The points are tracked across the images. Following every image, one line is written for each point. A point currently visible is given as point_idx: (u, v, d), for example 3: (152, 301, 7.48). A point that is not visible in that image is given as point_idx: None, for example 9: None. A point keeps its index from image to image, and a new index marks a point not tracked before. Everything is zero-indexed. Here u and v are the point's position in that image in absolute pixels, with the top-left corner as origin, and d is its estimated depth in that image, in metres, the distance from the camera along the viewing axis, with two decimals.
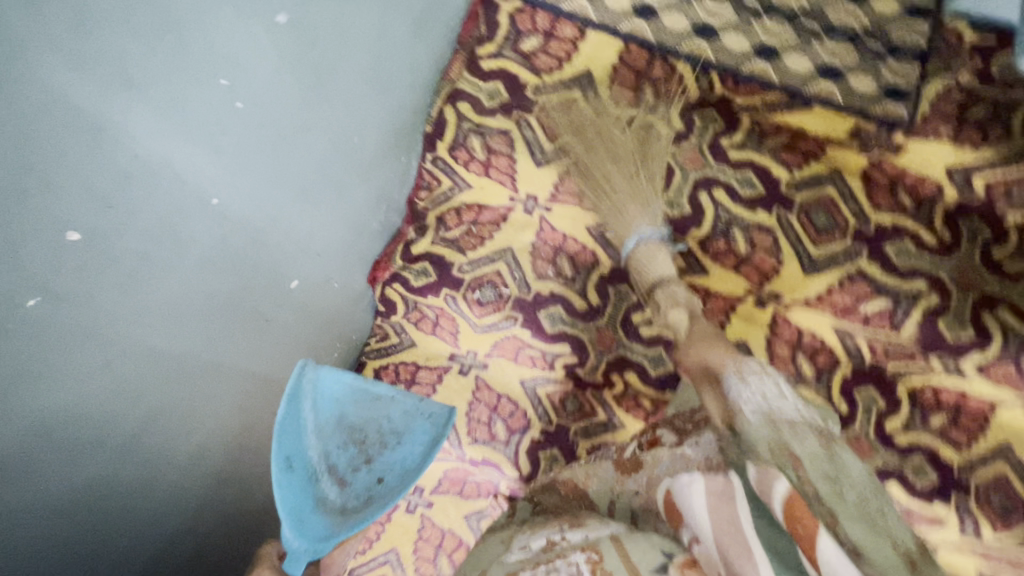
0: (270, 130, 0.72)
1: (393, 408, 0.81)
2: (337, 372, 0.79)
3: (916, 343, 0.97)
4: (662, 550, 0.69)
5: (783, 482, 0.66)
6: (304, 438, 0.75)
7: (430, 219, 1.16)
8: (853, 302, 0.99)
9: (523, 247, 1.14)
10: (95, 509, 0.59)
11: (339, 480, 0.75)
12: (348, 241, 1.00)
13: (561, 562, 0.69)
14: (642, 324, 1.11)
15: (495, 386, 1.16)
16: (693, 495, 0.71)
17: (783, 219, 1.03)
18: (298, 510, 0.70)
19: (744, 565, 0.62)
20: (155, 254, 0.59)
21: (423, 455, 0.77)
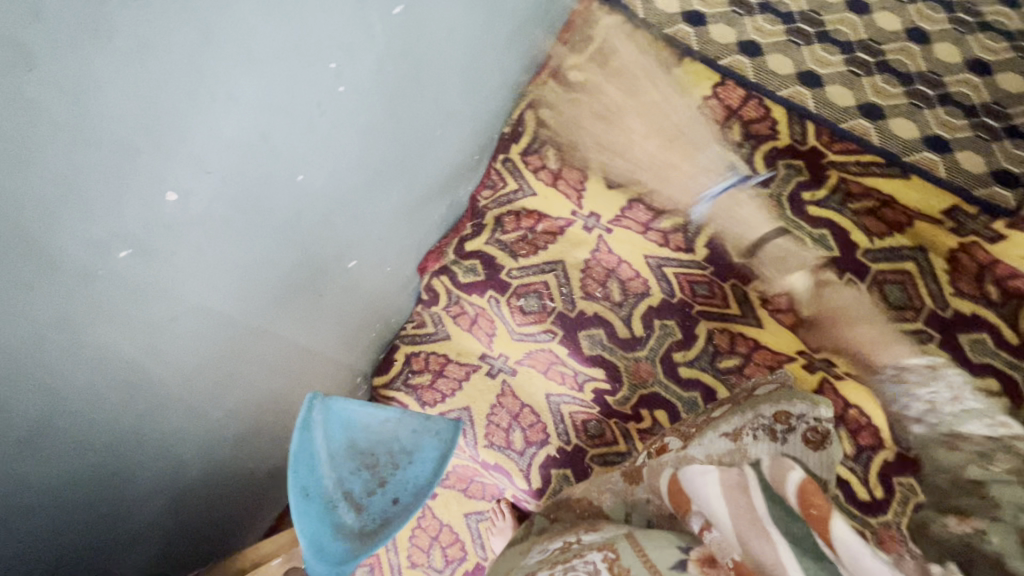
0: (365, 116, 0.73)
1: (401, 428, 0.84)
2: (343, 399, 0.80)
3: None
4: (681, 545, 0.59)
5: (798, 471, 0.59)
6: (317, 468, 0.77)
7: (489, 218, 1.16)
8: None
9: (575, 263, 1.13)
10: (128, 447, 0.62)
11: (355, 505, 0.77)
12: (408, 228, 1.01)
13: (578, 561, 0.63)
14: (682, 364, 1.07)
15: (520, 394, 1.15)
16: (703, 484, 0.62)
17: (853, 287, 0.98)
18: (317, 541, 0.72)
19: (763, 550, 0.53)
20: (235, 221, 0.61)
21: (433, 474, 0.80)
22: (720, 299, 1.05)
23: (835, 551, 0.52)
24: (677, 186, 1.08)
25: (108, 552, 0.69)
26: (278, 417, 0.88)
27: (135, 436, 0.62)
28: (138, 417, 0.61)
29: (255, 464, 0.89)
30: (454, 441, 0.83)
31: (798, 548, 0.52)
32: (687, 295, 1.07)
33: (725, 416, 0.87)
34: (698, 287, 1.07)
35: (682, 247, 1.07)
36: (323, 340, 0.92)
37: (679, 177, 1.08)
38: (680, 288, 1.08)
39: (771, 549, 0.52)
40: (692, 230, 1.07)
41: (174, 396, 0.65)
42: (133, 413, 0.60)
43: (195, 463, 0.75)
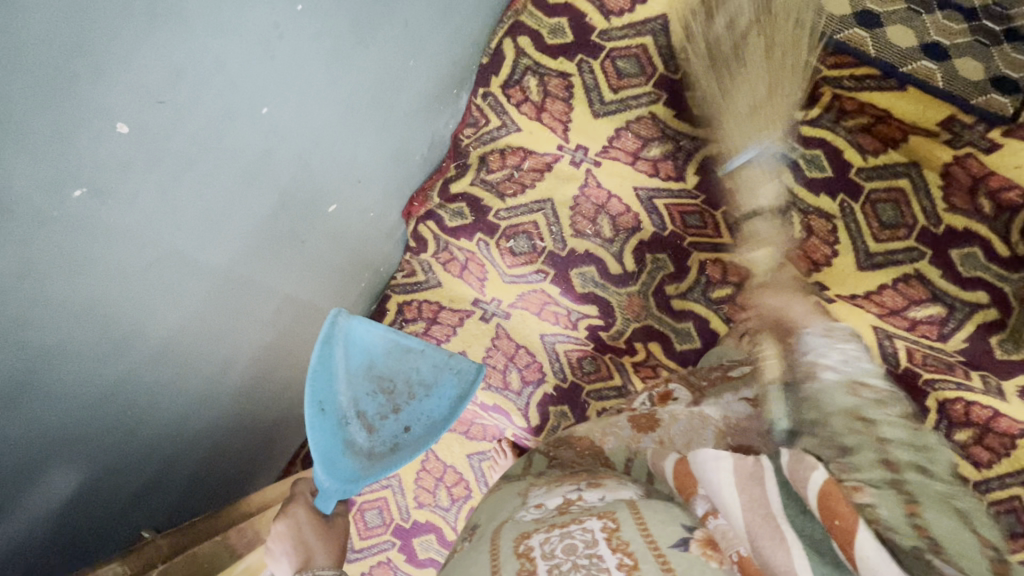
0: (327, 42, 0.68)
1: (424, 361, 0.92)
2: (368, 324, 0.88)
3: (961, 356, 0.94)
4: (683, 524, 0.61)
5: (820, 470, 0.57)
6: (335, 383, 0.85)
7: (473, 157, 1.12)
8: (902, 305, 0.95)
9: (563, 200, 1.11)
10: (120, 399, 0.62)
11: (367, 426, 0.86)
12: (387, 171, 0.97)
13: (575, 527, 0.62)
14: (676, 296, 1.09)
15: (515, 336, 1.20)
16: (717, 471, 0.63)
17: (845, 206, 0.97)
18: (330, 451, 0.81)
19: (775, 554, 0.54)
20: (197, 160, 0.58)
21: (448, 410, 0.88)
22: (712, 229, 1.05)
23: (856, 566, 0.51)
24: (665, 113, 1.04)
25: (117, 504, 0.70)
26: (271, 366, 0.88)
27: (125, 388, 0.62)
28: (122, 370, 0.61)
29: (255, 413, 0.90)
30: (474, 382, 0.89)
31: (811, 552, 0.54)
32: (679, 227, 1.07)
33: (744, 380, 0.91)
34: (689, 218, 1.06)
35: (671, 176, 1.05)
36: (311, 288, 0.91)
37: (667, 104, 1.03)
38: (673, 221, 1.07)
39: (782, 553, 0.54)
40: (682, 158, 1.04)
41: (158, 347, 0.64)
42: (116, 366, 0.59)
43: (193, 415, 0.75)
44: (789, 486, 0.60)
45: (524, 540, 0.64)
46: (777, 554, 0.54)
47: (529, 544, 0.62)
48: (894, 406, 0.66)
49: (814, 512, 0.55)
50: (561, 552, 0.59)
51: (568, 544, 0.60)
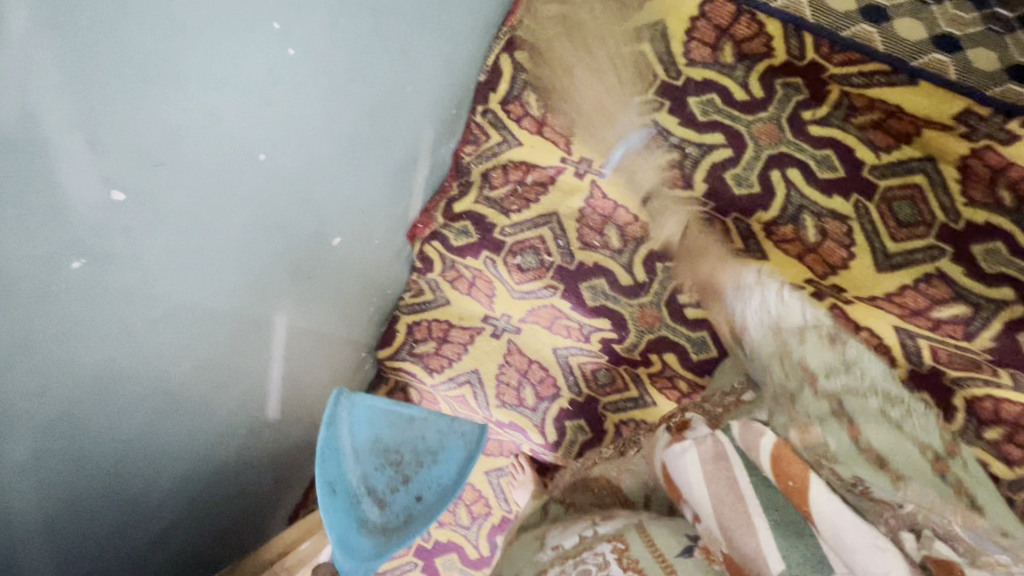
0: (325, 81, 0.67)
1: (428, 429, 0.89)
2: (370, 397, 0.85)
3: (988, 353, 0.90)
4: (687, 534, 0.79)
5: (768, 438, 0.80)
6: (344, 462, 0.82)
7: (475, 174, 1.11)
8: (925, 306, 0.91)
9: (569, 213, 1.09)
10: (136, 460, 0.62)
11: (379, 501, 0.84)
12: (391, 199, 0.96)
13: (589, 552, 0.78)
14: (689, 306, 1.06)
15: (527, 351, 1.21)
16: (686, 467, 0.82)
17: (860, 204, 0.94)
18: (344, 532, 0.78)
19: (746, 540, 0.71)
20: (200, 214, 0.57)
21: (456, 474, 0.87)
22: (723, 234, 1.02)
23: (830, 539, 0.69)
24: (669, 120, 1.01)
25: (135, 560, 0.70)
26: (283, 405, 0.88)
27: (137, 445, 0.61)
28: (135, 429, 0.60)
29: (273, 447, 0.90)
30: (481, 441, 0.88)
31: (774, 532, 0.72)
32: (688, 233, 1.04)
33: (757, 404, 0.94)
34: (699, 224, 1.03)
35: (678, 183, 1.02)
36: (320, 322, 0.90)
37: (671, 111, 1.01)
38: (681, 228, 1.04)
39: (751, 539, 0.71)
40: (689, 164, 1.01)
41: (169, 400, 0.63)
42: (127, 427, 0.59)
43: (204, 462, 0.74)
44: (744, 454, 0.82)
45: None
46: (748, 539, 0.71)
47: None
48: (914, 412, 0.84)
49: (770, 475, 0.77)
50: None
51: (581, 569, 0.76)
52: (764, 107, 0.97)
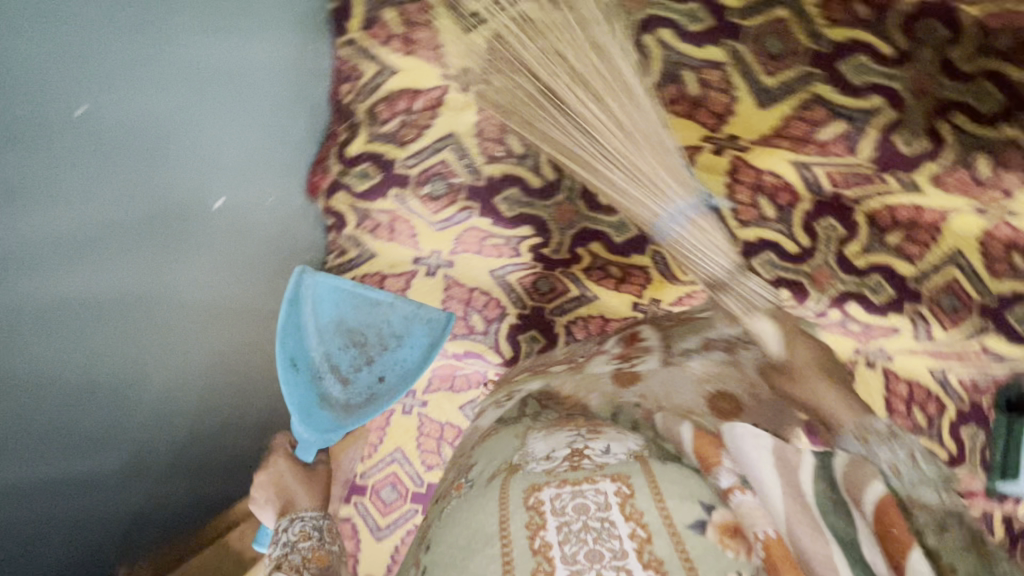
0: (141, 40, 0.78)
1: (396, 313, 1.08)
2: (334, 281, 1.04)
3: (873, 161, 0.97)
4: (701, 501, 0.77)
5: (879, 482, 0.69)
6: (307, 340, 1.03)
7: (360, 113, 1.03)
8: (810, 131, 0.98)
9: (466, 130, 1.07)
10: (49, 403, 0.89)
11: (341, 378, 1.06)
12: (252, 155, 0.98)
13: (589, 487, 0.76)
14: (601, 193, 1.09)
15: (466, 280, 1.26)
16: (757, 448, 0.75)
17: (732, 49, 0.94)
18: (306, 404, 1.01)
19: (806, 539, 0.69)
20: (20, 192, 0.74)
21: (420, 358, 1.08)
22: None
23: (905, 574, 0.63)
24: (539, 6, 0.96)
25: (73, 485, 0.99)
26: (185, 372, 1.08)
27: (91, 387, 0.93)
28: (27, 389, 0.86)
29: (239, 373, 1.19)
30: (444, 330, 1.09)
31: (846, 546, 0.68)
32: None
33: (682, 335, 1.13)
34: None
35: None
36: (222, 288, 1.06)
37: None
38: None
39: (821, 544, 0.68)
40: None
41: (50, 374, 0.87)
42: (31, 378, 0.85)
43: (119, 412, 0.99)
44: (838, 485, 0.71)
45: (534, 492, 0.78)
46: (817, 546, 0.68)
47: (539, 498, 0.77)
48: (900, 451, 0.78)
49: (864, 520, 0.68)
50: (572, 510, 0.74)
51: (579, 504, 0.74)
52: None
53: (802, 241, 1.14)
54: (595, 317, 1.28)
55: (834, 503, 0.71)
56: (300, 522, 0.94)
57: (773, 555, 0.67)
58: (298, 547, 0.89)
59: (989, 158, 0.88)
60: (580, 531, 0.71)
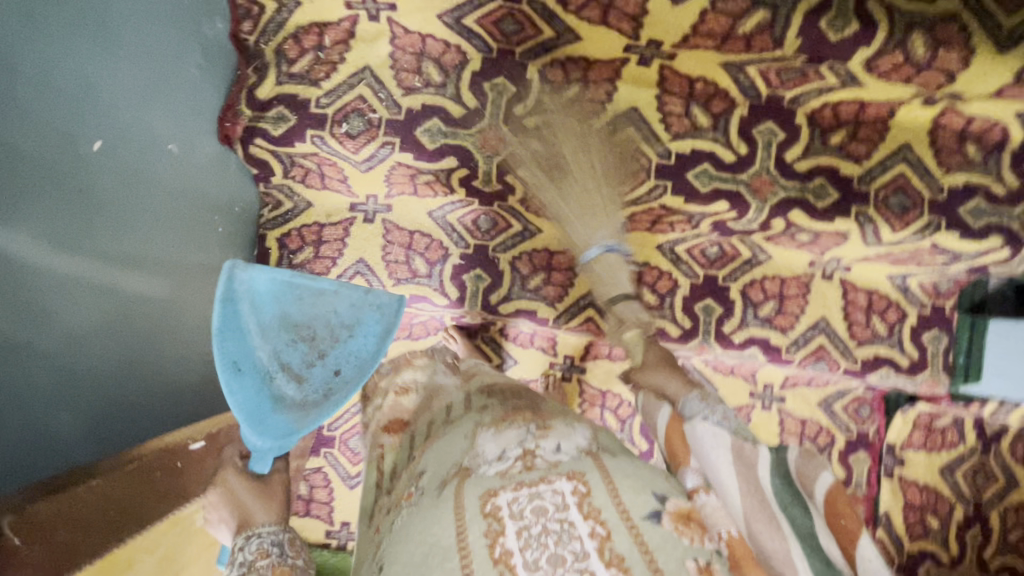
0: None
1: (343, 301, 0.97)
2: (268, 270, 0.92)
3: (801, 53, 0.94)
4: (655, 491, 0.67)
5: (826, 470, 0.71)
6: (249, 340, 0.89)
7: (268, 53, 1.01)
8: (729, 26, 0.93)
9: (381, 62, 1.04)
10: None
11: (294, 376, 0.92)
12: (155, 87, 0.90)
13: (546, 488, 0.67)
14: (528, 116, 1.05)
15: (405, 224, 1.23)
16: (716, 448, 0.73)
17: None
18: (256, 413, 0.86)
19: (767, 539, 0.67)
20: None
21: (376, 343, 0.96)
22: (530, 27, 1.00)
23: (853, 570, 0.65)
24: None
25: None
26: (120, 309, 0.85)
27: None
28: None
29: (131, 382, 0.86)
30: (397, 313, 0.97)
31: (809, 550, 0.65)
32: (501, 40, 1.02)
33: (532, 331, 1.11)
34: (505, 25, 1.00)
35: None
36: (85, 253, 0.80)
37: None
38: (491, 37, 1.02)
39: (779, 541, 0.66)
40: None
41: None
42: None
43: (117, 379, 0.84)
44: (793, 479, 0.71)
45: (491, 498, 0.67)
46: (771, 540, 0.66)
47: (496, 504, 0.66)
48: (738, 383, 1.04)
49: (817, 509, 0.69)
50: (530, 513, 0.64)
51: (537, 506, 0.65)
52: None
53: (740, 150, 1.05)
54: (539, 251, 1.22)
55: (785, 494, 0.70)
56: (257, 539, 0.77)
57: (736, 554, 0.64)
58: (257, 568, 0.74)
59: (916, 31, 0.90)
60: (540, 535, 0.62)
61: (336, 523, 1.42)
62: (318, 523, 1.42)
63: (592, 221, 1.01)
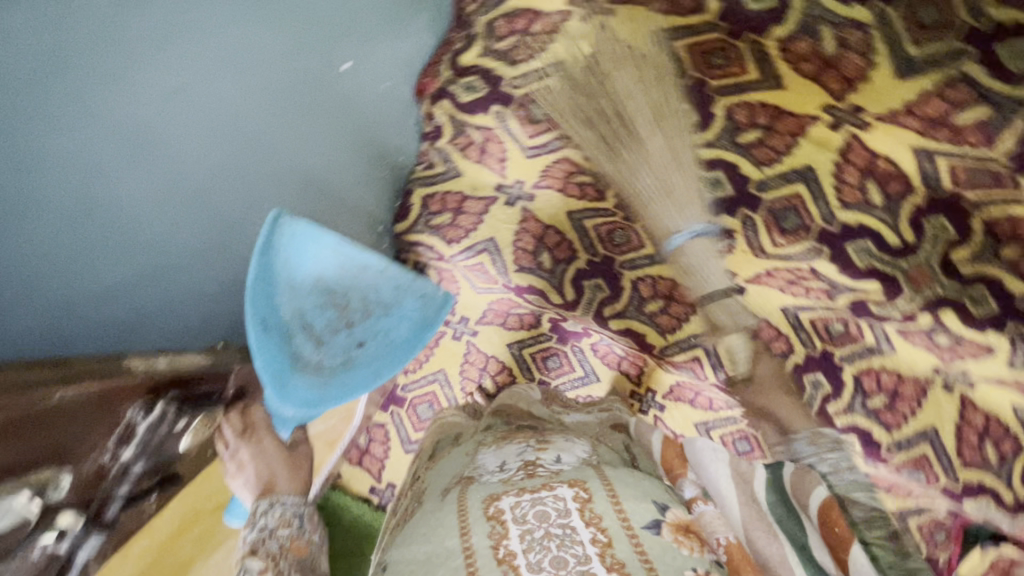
0: None
1: (385, 282, 1.00)
2: (312, 229, 0.89)
3: (1008, 160, 0.86)
4: (655, 501, 0.74)
5: (819, 487, 0.92)
6: (277, 299, 0.87)
7: (480, 26, 1.11)
8: (947, 113, 0.88)
9: (578, 60, 1.07)
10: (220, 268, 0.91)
11: (315, 339, 0.91)
12: (392, 35, 1.07)
13: (548, 494, 0.71)
14: (704, 146, 1.10)
15: (542, 218, 1.24)
16: (715, 465, 0.92)
17: (879, 12, 0.86)
18: (279, 371, 0.85)
19: (769, 546, 0.82)
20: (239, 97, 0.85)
21: (406, 328, 0.99)
22: (738, 65, 1.00)
23: (848, 574, 0.82)
24: None
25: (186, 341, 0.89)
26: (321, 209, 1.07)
27: (88, 201, 0.71)
28: (75, 187, 0.69)
29: None
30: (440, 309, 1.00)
31: (802, 558, 0.81)
32: (704, 70, 1.03)
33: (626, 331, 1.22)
34: (713, 56, 1.02)
35: (691, 10, 0.99)
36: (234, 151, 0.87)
37: None
38: (694, 64, 1.04)
39: (777, 546, 0.82)
40: None
41: (101, 181, 0.71)
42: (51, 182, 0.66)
43: None
44: (790, 495, 0.92)
45: (492, 502, 0.72)
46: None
47: (499, 507, 0.71)
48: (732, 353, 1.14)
49: (813, 518, 0.88)
50: (533, 518, 0.68)
51: (541, 512, 0.69)
52: None
53: (906, 237, 1.01)
54: (662, 279, 1.21)
55: (783, 514, 0.88)
56: (280, 507, 0.86)
57: (733, 559, 0.77)
58: (278, 533, 0.83)
59: None
60: (542, 539, 0.66)
61: (381, 483, 1.44)
62: (366, 476, 1.44)
63: (683, 202, 1.04)
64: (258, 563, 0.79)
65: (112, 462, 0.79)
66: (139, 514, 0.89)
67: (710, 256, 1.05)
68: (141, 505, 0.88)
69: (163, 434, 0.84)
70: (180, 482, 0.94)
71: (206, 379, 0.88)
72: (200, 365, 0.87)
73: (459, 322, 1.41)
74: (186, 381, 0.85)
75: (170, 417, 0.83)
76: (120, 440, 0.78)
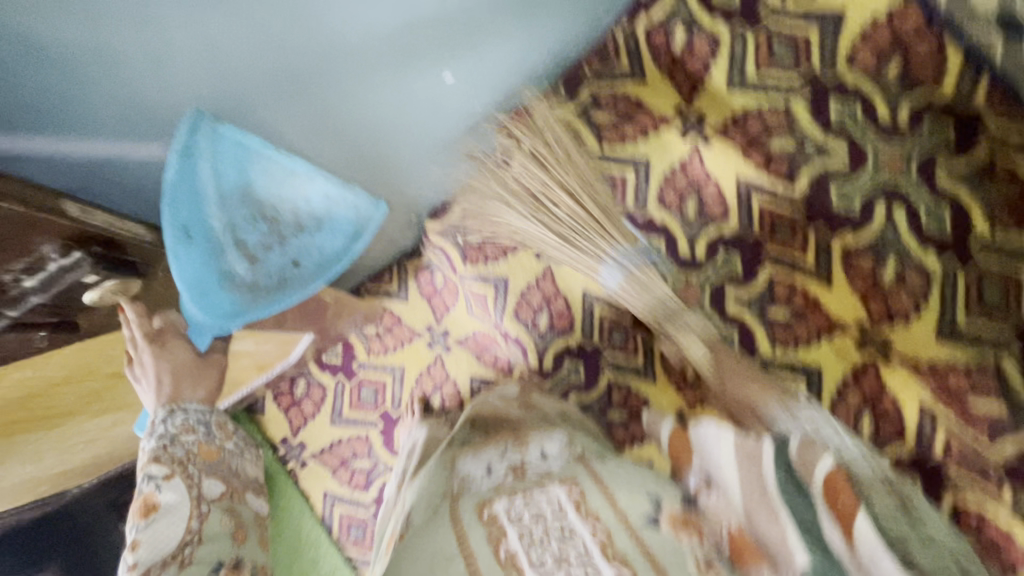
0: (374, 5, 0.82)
1: (316, 194, 0.94)
2: (235, 130, 0.84)
3: (1003, 463, 0.87)
4: (651, 496, 0.91)
5: (829, 460, 0.80)
6: (205, 207, 0.86)
7: (586, 91, 1.11)
8: (964, 390, 0.89)
9: (661, 165, 1.08)
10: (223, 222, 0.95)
11: (248, 257, 0.90)
12: (510, 68, 1.06)
13: (521, 515, 0.86)
14: (733, 300, 1.07)
15: (560, 283, 1.24)
16: (722, 449, 0.87)
17: (950, 270, 0.89)
18: (200, 282, 0.85)
19: (772, 531, 0.80)
20: (300, 119, 0.89)
21: (341, 244, 0.96)
22: (799, 246, 1.01)
23: (860, 554, 0.74)
24: (803, 111, 0.97)
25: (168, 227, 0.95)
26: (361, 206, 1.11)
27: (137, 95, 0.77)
28: (134, 88, 0.76)
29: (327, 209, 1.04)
30: (370, 220, 0.95)
31: (802, 532, 0.77)
32: (766, 234, 1.03)
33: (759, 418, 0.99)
34: (780, 228, 1.02)
35: (781, 175, 0.99)
36: (278, 118, 0.88)
37: (809, 102, 0.96)
38: (761, 225, 1.03)
39: (778, 530, 0.79)
40: (800, 160, 0.98)
41: (154, 98, 0.78)
42: (101, 94, 0.75)
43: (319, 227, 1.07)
44: (796, 470, 0.82)
45: (486, 508, 0.91)
46: (772, 531, 0.80)
47: (481, 502, 0.86)
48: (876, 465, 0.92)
49: (819, 497, 0.80)
50: (527, 519, 0.89)
51: (535, 515, 0.89)
52: (898, 137, 0.91)
53: None
54: (638, 394, 1.19)
55: (792, 488, 0.80)
56: (183, 415, 1.01)
57: (739, 544, 0.85)
58: (183, 440, 0.99)
59: None
60: (530, 551, 0.78)
61: (295, 438, 1.46)
62: (284, 424, 1.47)
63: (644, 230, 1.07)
64: (161, 470, 0.93)
65: (11, 285, 0.79)
66: (23, 346, 0.93)
67: (660, 284, 1.04)
68: (27, 337, 0.91)
69: (70, 283, 0.85)
70: (77, 335, 0.98)
71: (138, 253, 0.91)
72: (134, 239, 0.88)
73: (439, 332, 1.37)
74: (121, 249, 0.87)
75: (86, 268, 0.83)
76: (28, 269, 0.78)
